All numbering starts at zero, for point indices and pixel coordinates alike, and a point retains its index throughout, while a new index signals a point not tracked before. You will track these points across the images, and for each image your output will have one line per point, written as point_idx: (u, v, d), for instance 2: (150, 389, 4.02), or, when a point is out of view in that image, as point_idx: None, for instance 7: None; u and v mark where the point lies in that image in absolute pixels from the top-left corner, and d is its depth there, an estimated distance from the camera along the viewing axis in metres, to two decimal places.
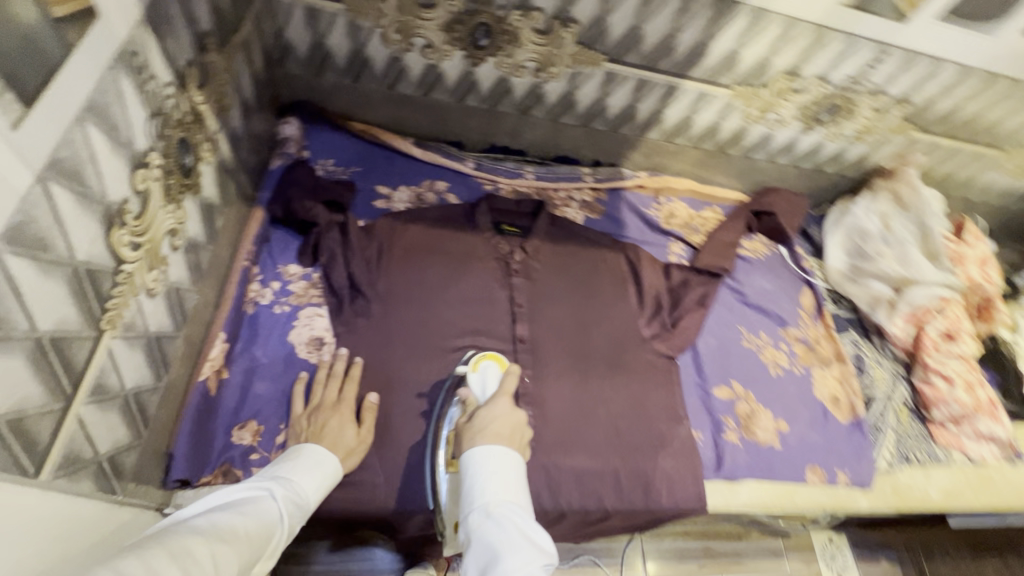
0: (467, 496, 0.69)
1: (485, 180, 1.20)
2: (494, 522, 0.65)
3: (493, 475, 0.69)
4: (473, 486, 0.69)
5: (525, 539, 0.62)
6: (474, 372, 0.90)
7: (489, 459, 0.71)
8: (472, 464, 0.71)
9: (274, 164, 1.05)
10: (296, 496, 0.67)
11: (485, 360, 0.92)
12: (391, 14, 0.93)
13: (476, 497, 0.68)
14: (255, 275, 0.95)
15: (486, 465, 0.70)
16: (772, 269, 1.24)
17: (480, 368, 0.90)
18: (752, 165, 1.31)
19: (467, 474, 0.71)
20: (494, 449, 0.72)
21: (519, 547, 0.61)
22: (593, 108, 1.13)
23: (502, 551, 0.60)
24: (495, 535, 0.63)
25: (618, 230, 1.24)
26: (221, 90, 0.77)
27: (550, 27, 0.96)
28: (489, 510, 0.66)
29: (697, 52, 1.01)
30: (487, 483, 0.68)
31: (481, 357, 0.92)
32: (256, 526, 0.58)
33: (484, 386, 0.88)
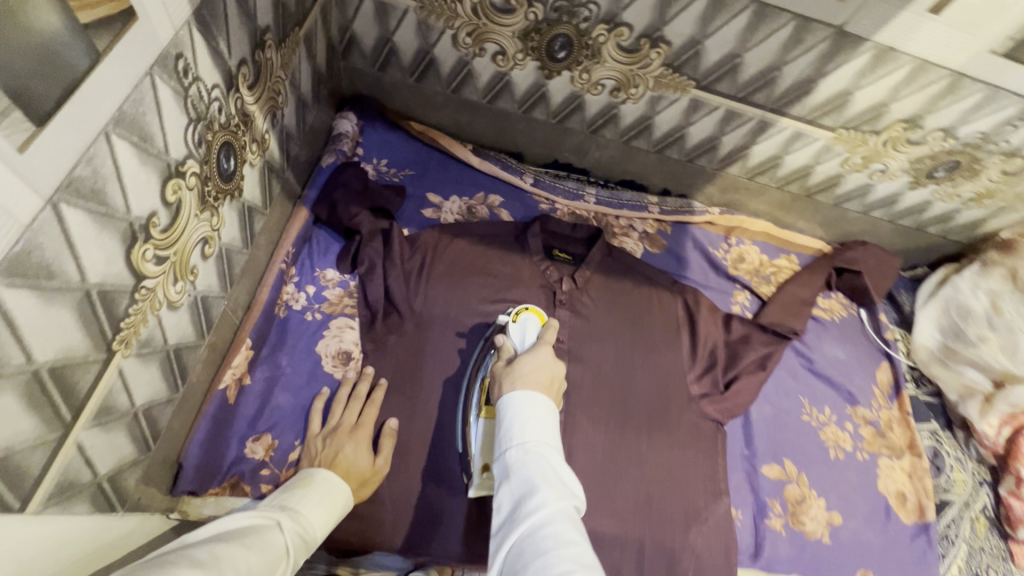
0: (501, 434, 0.62)
1: (541, 199, 1.12)
2: (533, 460, 0.57)
3: (535, 416, 0.62)
4: (511, 425, 0.62)
5: (565, 481, 0.56)
6: (515, 322, 0.86)
7: (531, 403, 0.64)
8: (512, 405, 0.63)
9: (325, 162, 1.00)
10: (303, 530, 0.63)
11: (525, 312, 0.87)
12: (466, 16, 0.86)
13: (514, 435, 0.60)
14: (291, 278, 0.92)
15: (529, 407, 0.63)
16: (847, 336, 1.11)
17: (520, 317, 0.86)
18: (841, 215, 1.17)
19: (505, 414, 0.63)
20: (534, 395, 0.64)
21: (559, 487, 0.54)
22: (671, 135, 1.02)
23: (541, 488, 0.54)
24: (534, 471, 0.56)
25: (678, 269, 1.13)
26: (275, 87, 0.72)
27: (637, 45, 0.86)
28: (528, 447, 0.59)
29: (802, 88, 0.89)
30: (529, 422, 0.61)
31: (523, 309, 0.88)
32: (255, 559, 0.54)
33: (524, 336, 0.83)
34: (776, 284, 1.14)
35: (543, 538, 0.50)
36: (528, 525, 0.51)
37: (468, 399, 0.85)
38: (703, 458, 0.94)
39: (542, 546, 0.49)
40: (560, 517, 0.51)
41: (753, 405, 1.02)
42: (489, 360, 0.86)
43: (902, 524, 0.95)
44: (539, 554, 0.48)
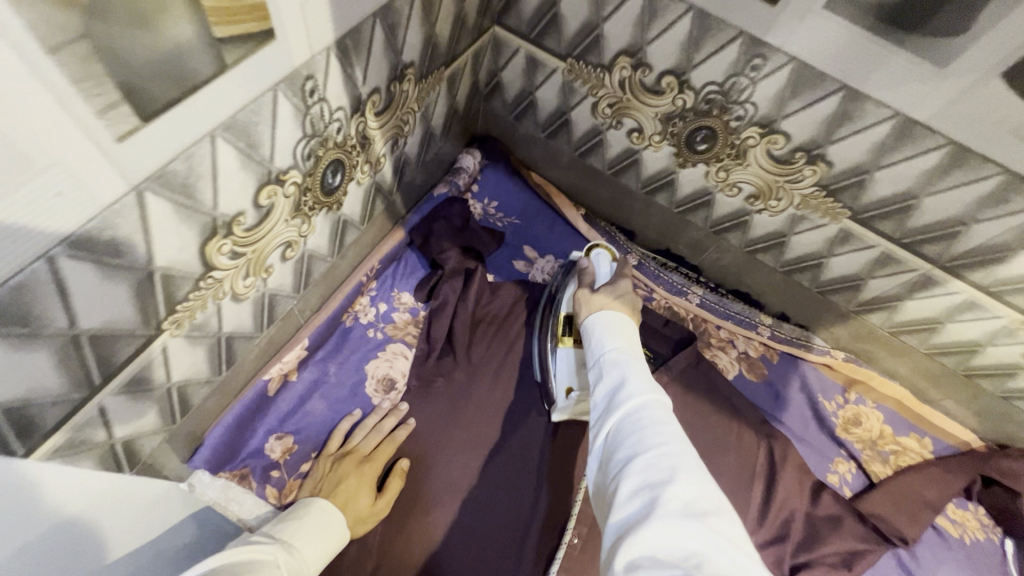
0: (593, 344, 0.66)
1: (640, 283, 1.04)
2: (626, 358, 0.60)
3: (625, 331, 0.65)
4: (601, 337, 0.65)
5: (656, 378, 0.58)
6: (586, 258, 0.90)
7: (616, 322, 0.67)
8: (601, 322, 0.68)
9: (437, 192, 1.01)
10: (298, 565, 0.60)
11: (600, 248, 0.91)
12: (611, 88, 0.82)
13: (606, 343, 0.63)
14: (368, 290, 0.93)
15: (617, 325, 0.66)
16: (974, 567, 0.86)
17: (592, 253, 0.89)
18: (1008, 413, 0.93)
19: (594, 331, 0.68)
20: (613, 313, 0.69)
21: (653, 382, 0.56)
22: (806, 260, 0.89)
23: (633, 376, 0.57)
24: (626, 365, 0.59)
25: (773, 408, 0.98)
26: (405, 117, 0.74)
27: (790, 157, 0.76)
28: (620, 351, 0.61)
29: (992, 253, 0.72)
30: (619, 333, 0.64)
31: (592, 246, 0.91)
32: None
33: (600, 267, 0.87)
34: (893, 467, 0.94)
35: (638, 417, 0.52)
36: (621, 406, 0.54)
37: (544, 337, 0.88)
38: None
39: (637, 422, 0.51)
40: (654, 401, 0.54)
41: None
42: (565, 294, 0.87)
43: None
44: (635, 429, 0.51)
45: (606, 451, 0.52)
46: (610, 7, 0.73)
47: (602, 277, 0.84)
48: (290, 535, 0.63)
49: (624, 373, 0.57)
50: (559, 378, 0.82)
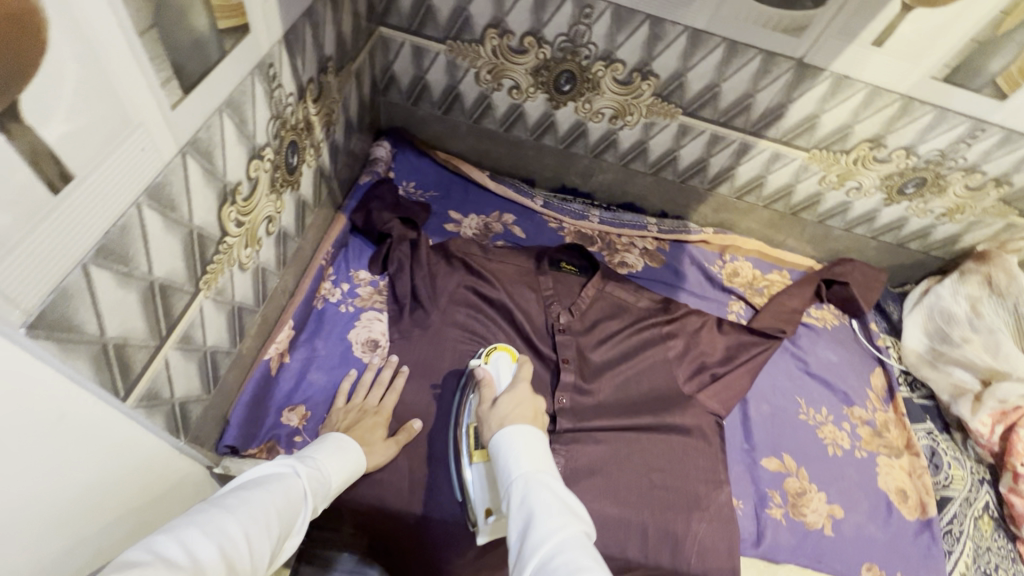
0: (502, 471, 0.67)
1: (551, 218, 1.26)
2: (532, 492, 0.62)
3: (528, 451, 0.67)
4: (504, 465, 0.67)
5: (563, 507, 0.60)
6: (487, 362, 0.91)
7: (520, 436, 0.69)
8: (505, 438, 0.69)
9: (363, 180, 1.14)
10: (319, 474, 0.67)
11: (496, 351, 0.92)
12: (487, 57, 1.04)
13: (511, 465, 0.66)
14: (328, 275, 1.03)
15: (520, 444, 0.68)
16: (839, 341, 1.18)
17: (492, 360, 0.90)
18: (826, 232, 1.28)
19: (498, 452, 0.69)
20: (515, 427, 0.70)
21: (560, 517, 0.58)
22: (665, 157, 1.17)
23: (541, 517, 0.59)
24: (533, 501, 0.61)
25: (676, 282, 1.24)
26: (331, 107, 0.89)
27: (630, 78, 1.02)
28: (526, 480, 0.64)
29: (775, 113, 1.03)
30: (522, 456, 0.66)
31: (493, 348, 0.93)
32: (286, 503, 0.57)
33: (499, 376, 0.88)
34: (769, 296, 1.24)
35: (551, 564, 0.54)
36: (535, 558, 0.56)
37: (457, 440, 0.87)
38: (704, 454, 0.99)
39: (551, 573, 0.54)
40: (563, 542, 0.56)
41: (749, 398, 1.09)
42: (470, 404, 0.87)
43: (905, 521, 0.99)
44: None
45: None
46: None
47: (501, 386, 0.85)
48: (317, 456, 0.71)
49: (532, 513, 0.59)
50: (476, 497, 0.80)
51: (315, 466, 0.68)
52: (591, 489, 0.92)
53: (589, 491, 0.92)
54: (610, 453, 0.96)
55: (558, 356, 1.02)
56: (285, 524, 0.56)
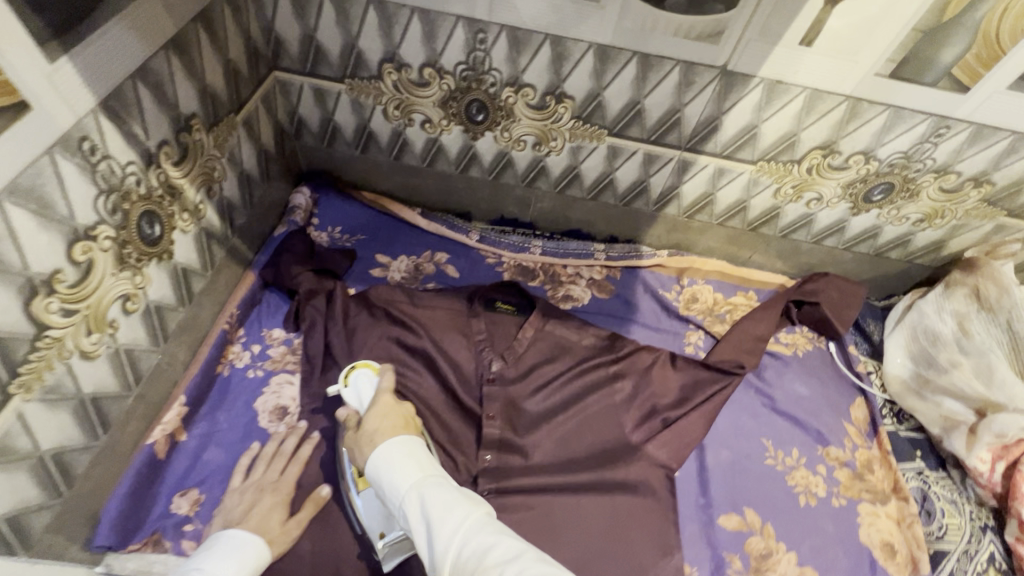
0: (388, 489, 0.65)
1: (488, 253, 1.17)
2: (427, 496, 0.63)
3: (409, 459, 0.67)
4: (388, 482, 0.66)
5: (460, 496, 0.62)
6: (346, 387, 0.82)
7: (398, 447, 0.68)
8: (383, 458, 0.67)
9: (277, 232, 1.08)
10: None
11: (355, 369, 0.84)
12: (389, 92, 0.97)
13: (398, 480, 0.65)
14: (237, 338, 0.96)
15: (400, 456, 0.67)
16: (811, 371, 1.06)
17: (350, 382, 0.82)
18: (794, 247, 1.16)
19: (380, 472, 0.67)
20: (391, 439, 0.69)
21: (462, 502, 0.61)
22: (601, 181, 1.07)
23: (441, 514, 0.60)
24: (431, 502, 0.62)
25: (627, 314, 1.13)
26: (209, 163, 0.83)
27: (544, 102, 0.94)
28: (418, 488, 0.64)
29: (708, 126, 0.93)
30: (404, 467, 0.66)
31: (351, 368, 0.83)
32: None
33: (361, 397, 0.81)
34: (731, 322, 1.12)
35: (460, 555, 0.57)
36: (451, 553, 0.57)
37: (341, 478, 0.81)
38: (652, 514, 0.88)
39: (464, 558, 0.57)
40: (469, 523, 0.59)
41: (706, 445, 0.97)
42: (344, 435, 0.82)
43: None
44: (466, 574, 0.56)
45: None
46: (356, 27, 0.87)
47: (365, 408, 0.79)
48: (204, 567, 0.68)
49: (435, 515, 0.60)
50: (372, 520, 0.76)
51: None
52: None
53: None
54: (542, 520, 0.86)
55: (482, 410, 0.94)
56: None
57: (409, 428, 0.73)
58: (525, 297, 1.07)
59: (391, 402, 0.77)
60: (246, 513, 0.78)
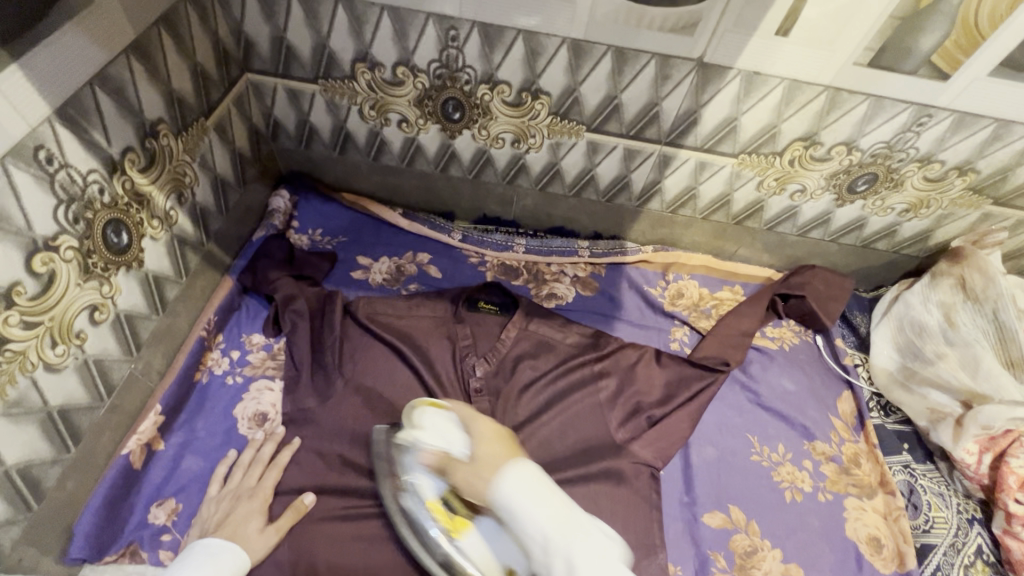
0: (523, 521, 0.64)
1: (471, 252, 1.16)
2: (566, 536, 0.63)
3: (547, 493, 0.66)
4: (529, 516, 0.64)
5: (596, 539, 0.64)
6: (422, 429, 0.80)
7: (529, 482, 0.66)
8: (514, 486, 0.66)
9: (257, 236, 1.06)
10: None
11: (423, 410, 0.82)
12: (364, 92, 0.95)
13: (534, 514, 0.64)
14: (215, 344, 0.95)
15: (538, 491, 0.66)
16: (797, 365, 1.05)
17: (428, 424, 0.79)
18: (780, 240, 1.15)
19: (514, 503, 0.65)
20: (520, 469, 0.67)
21: (601, 551, 0.63)
22: (582, 177, 1.06)
23: (585, 561, 0.62)
24: (574, 546, 0.62)
25: (612, 311, 1.12)
26: (179, 169, 0.82)
27: (520, 99, 0.92)
28: (556, 528, 0.63)
29: (687, 119, 0.91)
30: (542, 504, 0.65)
31: (418, 409, 0.82)
32: None
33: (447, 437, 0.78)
34: (717, 317, 1.11)
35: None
36: None
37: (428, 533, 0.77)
38: (636, 512, 0.88)
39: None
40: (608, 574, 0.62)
41: (691, 442, 0.97)
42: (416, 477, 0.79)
43: None
44: None
45: None
46: (326, 26, 0.86)
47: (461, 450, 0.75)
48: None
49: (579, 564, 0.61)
50: (485, 565, 0.73)
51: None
52: None
53: None
54: None
55: None
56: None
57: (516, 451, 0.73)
58: (508, 296, 1.06)
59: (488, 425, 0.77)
60: (224, 521, 0.78)
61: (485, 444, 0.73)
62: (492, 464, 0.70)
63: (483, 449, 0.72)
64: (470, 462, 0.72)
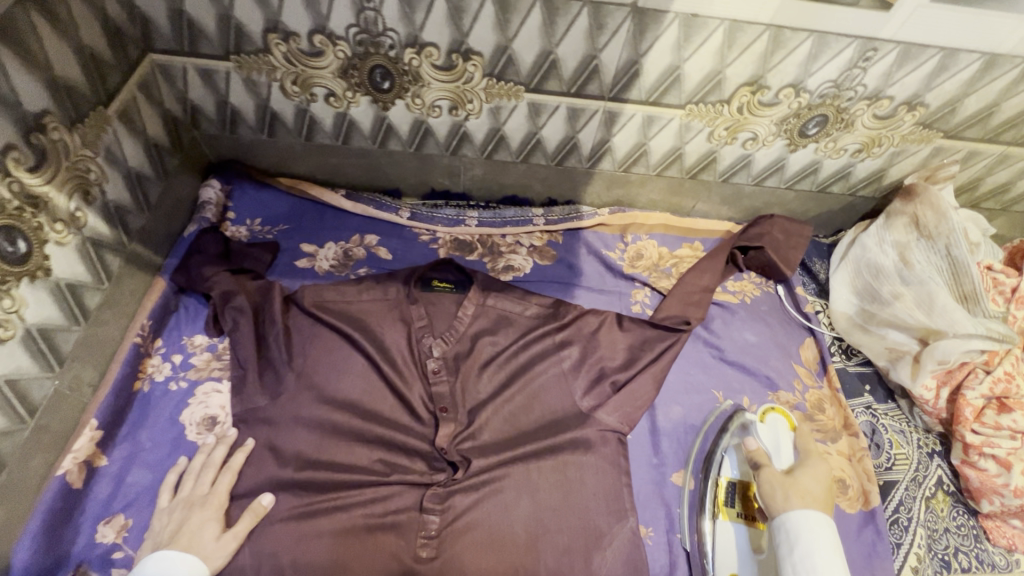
0: (814, 548, 0.67)
1: (421, 230, 1.11)
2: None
3: (837, 552, 0.67)
4: (817, 554, 0.67)
5: None
6: (763, 424, 0.89)
7: (825, 529, 0.68)
8: (800, 522, 0.70)
9: (187, 231, 1.00)
10: None
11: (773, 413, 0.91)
12: (282, 66, 0.88)
13: (802, 551, 0.68)
14: (155, 350, 0.90)
15: (826, 538, 0.67)
16: (759, 317, 1.04)
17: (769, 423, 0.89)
18: (736, 192, 1.12)
19: (796, 536, 0.69)
20: (812, 515, 0.70)
21: None
22: (528, 142, 1.01)
23: None
24: None
25: (570, 278, 1.09)
26: (80, 166, 0.75)
27: (451, 62, 0.86)
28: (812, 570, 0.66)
29: (629, 71, 0.87)
30: (832, 559, 0.66)
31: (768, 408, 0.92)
32: None
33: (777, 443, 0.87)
34: (677, 276, 1.09)
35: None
36: None
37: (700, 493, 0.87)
38: (605, 476, 0.87)
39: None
40: None
41: (656, 405, 0.96)
42: (727, 459, 0.88)
43: (846, 516, 0.86)
44: None
45: None
46: None
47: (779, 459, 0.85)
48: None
49: None
50: (724, 556, 0.82)
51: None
52: (471, 546, 0.80)
53: (468, 549, 0.80)
54: (494, 499, 0.83)
55: (435, 405, 0.89)
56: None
57: (827, 501, 0.73)
58: (463, 272, 1.02)
59: (782, 477, 0.77)
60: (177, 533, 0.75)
61: (818, 482, 0.75)
62: (799, 493, 0.73)
63: (805, 478, 0.75)
64: (791, 479, 0.76)
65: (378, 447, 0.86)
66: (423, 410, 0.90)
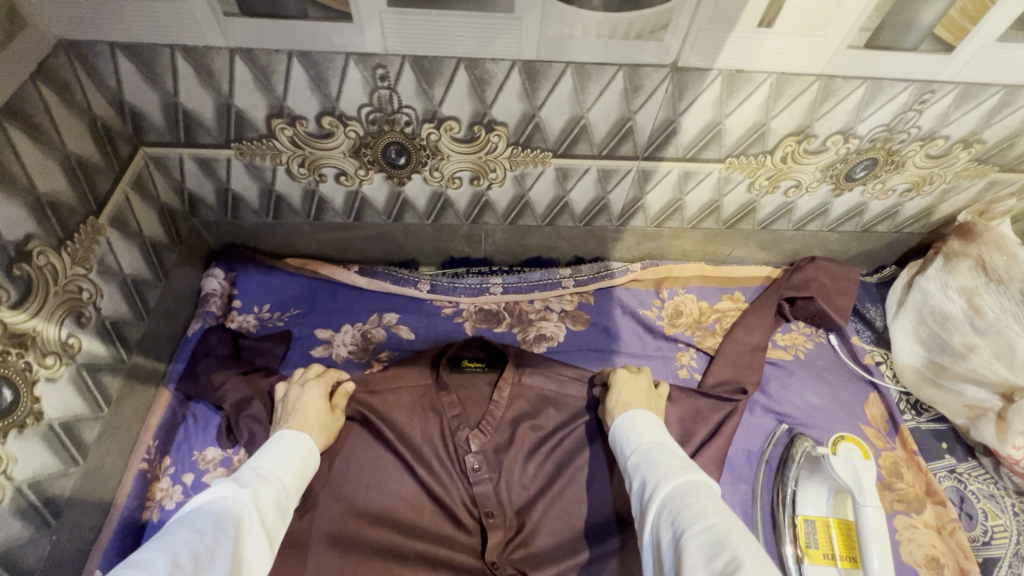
0: (620, 449, 0.75)
1: (443, 303, 1.03)
2: (648, 460, 0.69)
3: (638, 428, 0.74)
4: (627, 442, 0.74)
5: (671, 461, 0.68)
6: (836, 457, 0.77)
7: (632, 421, 0.76)
8: (615, 428, 0.77)
9: (191, 330, 0.92)
10: None
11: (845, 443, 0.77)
12: (288, 150, 0.81)
13: (624, 447, 0.73)
14: (164, 471, 0.80)
15: (634, 426, 0.75)
16: (818, 374, 0.96)
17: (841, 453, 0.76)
18: (776, 237, 1.05)
19: (616, 440, 0.76)
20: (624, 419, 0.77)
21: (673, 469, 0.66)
22: (555, 205, 0.94)
23: (653, 474, 0.66)
24: (650, 464, 0.68)
25: (608, 343, 1.01)
26: (72, 287, 0.67)
27: (473, 134, 0.79)
28: (640, 453, 0.71)
29: (666, 130, 0.80)
30: (632, 437, 0.73)
31: (838, 438, 0.78)
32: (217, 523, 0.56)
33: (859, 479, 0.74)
34: (722, 333, 1.02)
35: (666, 502, 0.61)
36: (656, 509, 0.61)
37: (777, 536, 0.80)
38: None
39: (666, 516, 0.59)
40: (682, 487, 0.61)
41: (721, 486, 0.84)
42: (792, 494, 0.82)
43: None
44: (674, 512, 0.59)
45: (660, 533, 0.59)
46: (226, 83, 0.71)
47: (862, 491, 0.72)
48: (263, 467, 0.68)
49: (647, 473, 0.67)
50: None
51: (254, 481, 0.64)
52: None
53: None
54: None
55: (480, 508, 0.80)
56: (229, 541, 0.55)
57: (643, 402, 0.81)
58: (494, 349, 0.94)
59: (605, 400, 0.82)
60: (290, 415, 0.78)
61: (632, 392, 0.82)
62: (623, 403, 0.80)
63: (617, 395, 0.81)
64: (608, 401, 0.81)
65: (420, 566, 0.76)
66: (470, 516, 0.81)
